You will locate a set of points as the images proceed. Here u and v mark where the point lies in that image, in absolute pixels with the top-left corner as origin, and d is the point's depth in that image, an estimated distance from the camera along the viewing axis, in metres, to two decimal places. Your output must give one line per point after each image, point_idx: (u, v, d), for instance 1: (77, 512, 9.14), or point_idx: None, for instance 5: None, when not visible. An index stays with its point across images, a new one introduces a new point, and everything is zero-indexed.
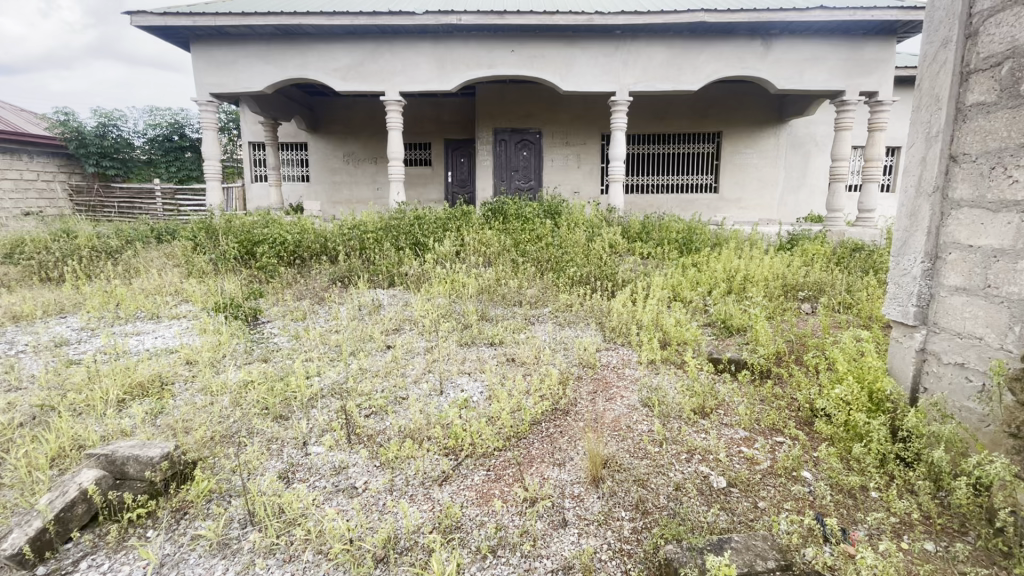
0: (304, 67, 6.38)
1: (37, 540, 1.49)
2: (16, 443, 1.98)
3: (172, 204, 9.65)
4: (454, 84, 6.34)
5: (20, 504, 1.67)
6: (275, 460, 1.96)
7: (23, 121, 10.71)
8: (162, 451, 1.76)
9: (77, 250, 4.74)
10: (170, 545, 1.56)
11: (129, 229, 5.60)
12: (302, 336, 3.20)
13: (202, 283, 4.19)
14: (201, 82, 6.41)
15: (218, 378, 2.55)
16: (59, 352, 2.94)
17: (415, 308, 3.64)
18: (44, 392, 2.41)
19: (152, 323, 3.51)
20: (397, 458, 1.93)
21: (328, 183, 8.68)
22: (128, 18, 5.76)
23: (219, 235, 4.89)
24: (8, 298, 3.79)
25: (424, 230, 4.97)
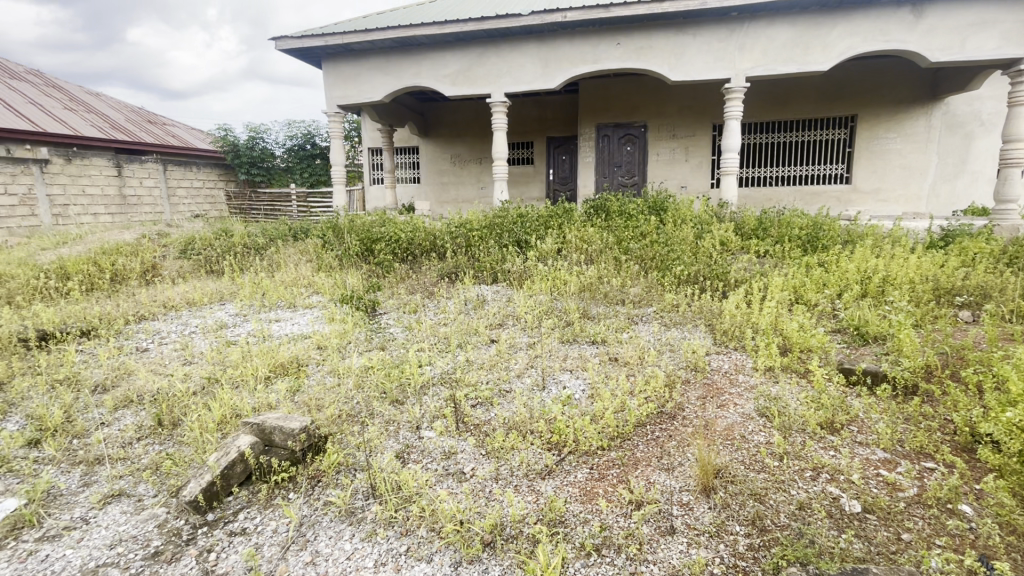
0: (417, 74, 6.79)
1: (208, 490, 1.76)
2: (191, 407, 2.36)
3: (305, 205, 10.83)
4: (559, 81, 6.34)
5: (195, 459, 2.00)
6: (393, 440, 2.13)
7: (193, 138, 12.72)
8: (302, 424, 1.99)
9: (233, 247, 5.54)
10: (309, 507, 1.77)
11: (272, 228, 6.39)
12: (415, 328, 3.43)
13: (330, 277, 4.66)
14: (331, 96, 7.12)
15: (345, 362, 2.84)
16: (221, 334, 3.46)
17: (517, 304, 3.73)
18: (210, 367, 2.84)
19: (289, 311, 3.99)
20: (502, 448, 1.99)
21: (436, 184, 9.18)
22: (274, 43, 6.59)
23: (344, 233, 5.42)
24: (185, 287, 4.53)
25: (526, 228, 5.06)
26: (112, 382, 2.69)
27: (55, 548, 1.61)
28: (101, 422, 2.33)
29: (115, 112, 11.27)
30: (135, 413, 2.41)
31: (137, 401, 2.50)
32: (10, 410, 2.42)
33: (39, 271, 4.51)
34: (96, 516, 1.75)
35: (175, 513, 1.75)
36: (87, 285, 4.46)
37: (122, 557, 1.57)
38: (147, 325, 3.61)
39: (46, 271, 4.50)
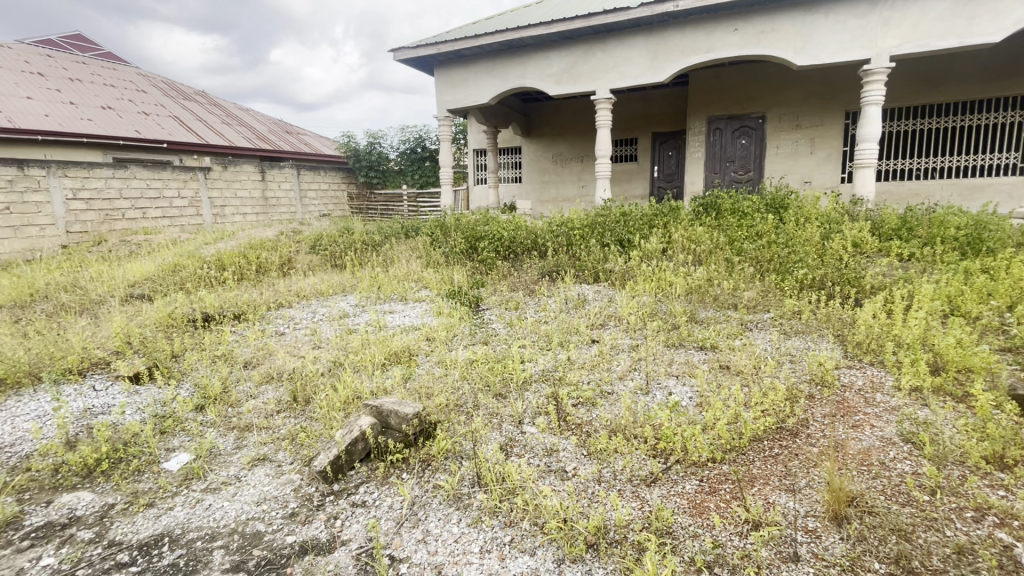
0: (523, 75, 6.90)
1: (334, 463, 1.95)
2: (320, 387, 2.63)
3: (415, 205, 11.55)
4: (668, 74, 6.07)
5: (324, 434, 2.22)
6: (497, 432, 2.19)
7: (322, 145, 14.15)
8: (415, 410, 2.12)
9: (353, 244, 6.08)
10: (420, 488, 1.88)
11: (387, 226, 6.89)
12: (516, 324, 3.51)
13: (437, 273, 4.92)
14: (442, 100, 7.49)
15: (451, 354, 2.98)
16: (343, 322, 3.82)
17: (619, 304, 3.65)
18: (334, 351, 3.14)
19: (401, 304, 4.28)
20: (605, 451, 1.96)
21: (537, 183, 9.29)
22: (393, 54, 7.11)
23: (451, 231, 5.71)
24: (314, 279, 5.06)
25: (629, 226, 4.93)
26: (256, 360, 3.08)
27: (215, 499, 1.86)
28: (249, 394, 2.67)
29: (259, 124, 12.88)
30: (275, 388, 2.74)
31: (276, 378, 2.84)
32: (182, 378, 2.85)
33: (203, 262, 5.29)
34: (246, 475, 2.00)
35: (307, 480, 1.95)
36: (239, 275, 5.14)
37: (266, 513, 1.78)
38: (284, 312, 4.08)
39: (208, 262, 5.26)
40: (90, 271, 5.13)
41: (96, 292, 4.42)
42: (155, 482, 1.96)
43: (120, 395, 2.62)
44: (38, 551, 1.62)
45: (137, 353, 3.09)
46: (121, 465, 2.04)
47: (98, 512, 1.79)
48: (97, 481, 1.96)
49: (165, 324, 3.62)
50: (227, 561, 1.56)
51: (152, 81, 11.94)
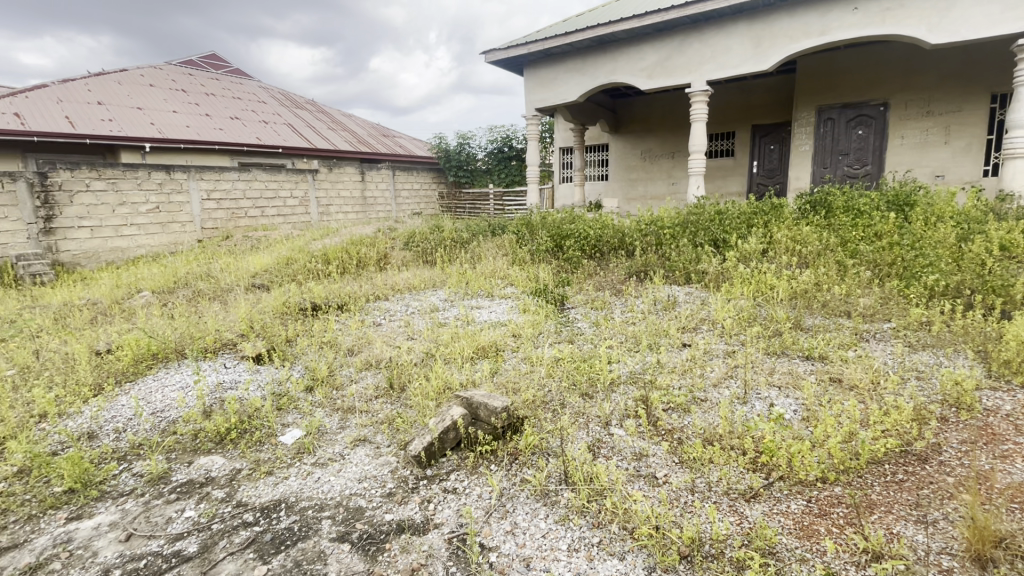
0: (614, 71, 6.77)
1: (428, 449, 2.04)
2: (414, 376, 2.77)
3: (501, 203, 11.77)
4: (773, 61, 5.64)
5: (418, 421, 2.34)
6: (583, 432, 2.17)
7: (415, 147, 14.86)
8: (503, 404, 2.16)
9: (444, 241, 6.33)
10: (508, 481, 1.91)
11: (475, 224, 7.09)
12: (602, 324, 3.45)
13: (523, 271, 4.99)
14: (531, 100, 7.58)
15: (537, 351, 3.01)
16: (434, 315, 4.00)
17: (713, 308, 3.46)
18: (426, 343, 3.29)
19: (488, 300, 4.38)
20: (699, 460, 1.88)
21: (625, 181, 9.08)
22: (485, 57, 7.32)
23: (537, 229, 5.77)
24: (407, 273, 5.35)
25: (725, 226, 4.65)
26: (357, 348, 3.31)
27: (323, 474, 2.03)
28: (351, 379, 2.88)
29: (360, 129, 13.81)
30: (374, 374, 2.94)
31: (374, 365, 3.03)
32: (294, 360, 3.13)
33: (311, 256, 5.78)
34: (349, 454, 2.16)
35: (403, 463, 2.06)
36: (342, 269, 5.56)
37: (367, 490, 1.90)
38: (381, 305, 4.35)
39: (316, 256, 5.75)
40: (220, 263, 5.80)
41: (225, 281, 4.99)
42: (273, 453, 2.18)
43: (244, 373, 2.94)
44: (182, 504, 1.86)
45: (258, 337, 3.44)
46: (246, 435, 2.29)
47: (228, 475, 2.03)
48: (227, 448, 2.22)
49: (281, 311, 4.01)
50: (334, 531, 1.69)
51: (270, 92, 13.25)
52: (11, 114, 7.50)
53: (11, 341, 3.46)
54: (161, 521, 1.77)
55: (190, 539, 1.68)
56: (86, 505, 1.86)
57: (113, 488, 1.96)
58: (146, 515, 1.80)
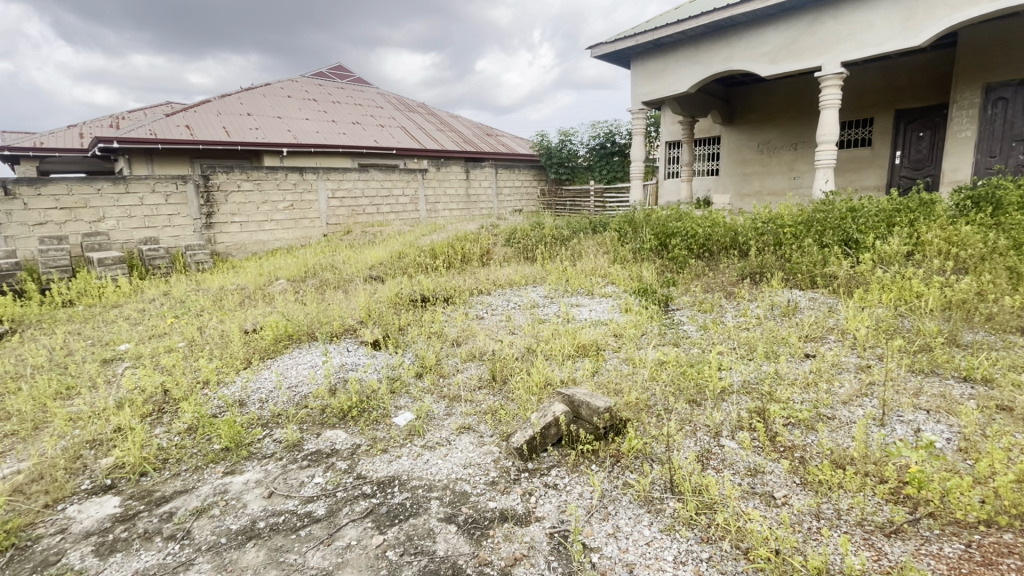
0: (730, 58, 6.33)
1: (530, 442, 2.07)
2: (516, 370, 2.83)
3: (602, 200, 11.57)
4: (926, 36, 4.91)
5: (520, 414, 2.39)
6: (691, 441, 2.07)
7: (517, 145, 15.12)
8: (606, 404, 2.13)
9: (544, 238, 6.38)
10: (610, 484, 1.88)
11: (575, 222, 7.05)
12: (711, 329, 3.25)
13: (625, 270, 4.87)
14: (637, 93, 7.37)
15: (640, 353, 2.92)
16: (534, 311, 4.06)
17: (843, 317, 3.10)
18: (527, 338, 3.34)
19: (588, 298, 4.33)
20: (827, 484, 1.70)
21: (738, 176, 8.47)
22: (591, 52, 7.25)
23: (640, 227, 5.59)
24: (509, 269, 5.46)
25: (859, 224, 4.12)
26: (462, 340, 3.46)
27: (431, 456, 2.15)
28: (456, 368, 3.02)
29: (466, 129, 14.37)
30: (478, 365, 3.05)
31: (478, 357, 3.15)
32: (406, 348, 3.35)
33: (421, 251, 6.13)
34: (455, 440, 2.27)
35: (505, 454, 2.11)
36: (448, 263, 5.84)
37: (472, 476, 1.98)
38: (484, 299, 4.49)
39: (424, 251, 6.08)
40: (342, 256, 6.36)
41: (347, 272, 5.46)
42: (388, 432, 2.35)
43: (363, 357, 3.21)
44: (312, 471, 2.07)
45: (375, 324, 3.74)
46: (365, 414, 2.50)
47: (350, 449, 2.23)
48: (349, 424, 2.44)
49: (394, 301, 4.30)
50: (442, 512, 1.78)
51: (387, 98, 14.26)
52: (183, 127, 8.87)
53: (182, 318, 4.10)
54: (296, 484, 1.99)
55: (319, 503, 1.87)
56: (238, 462, 2.15)
57: (258, 450, 2.25)
58: (283, 477, 2.03)
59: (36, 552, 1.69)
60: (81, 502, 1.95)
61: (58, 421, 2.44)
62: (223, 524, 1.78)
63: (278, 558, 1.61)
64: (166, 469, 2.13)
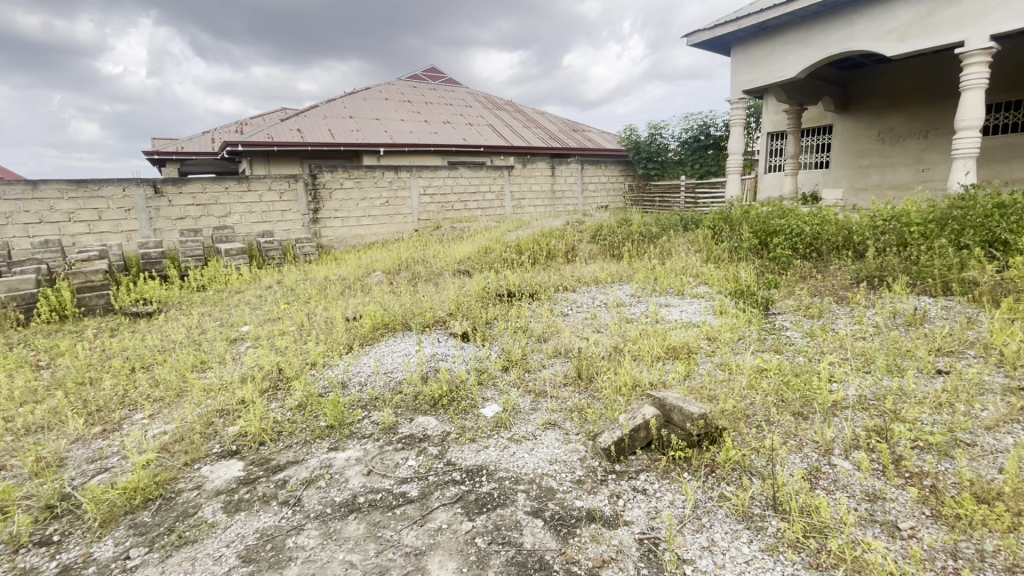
0: (849, 38, 5.71)
1: (618, 444, 2.03)
2: (602, 370, 2.78)
3: (693, 196, 11.02)
4: None
5: (607, 414, 2.35)
6: (796, 457, 1.91)
7: (604, 139, 14.82)
8: (701, 411, 2.02)
9: (632, 235, 6.21)
10: (704, 494, 1.78)
11: (665, 218, 6.78)
12: (819, 336, 2.97)
13: (719, 270, 4.60)
14: (737, 81, 7.02)
15: (737, 359, 2.75)
16: (621, 310, 3.96)
17: (987, 330, 2.69)
18: (614, 337, 3.27)
19: (678, 298, 4.16)
20: (968, 521, 1.48)
21: (853, 169, 7.66)
22: (688, 40, 6.99)
23: (738, 224, 5.24)
24: (594, 266, 5.38)
25: (1009, 222, 3.55)
26: (547, 335, 3.46)
27: (518, 449, 2.17)
28: (542, 364, 3.03)
29: (552, 125, 14.35)
30: (563, 362, 3.04)
31: (563, 354, 3.14)
32: (492, 341, 3.42)
33: (506, 246, 6.23)
34: (541, 435, 2.28)
35: (592, 454, 2.08)
36: (533, 259, 5.88)
37: (558, 473, 1.98)
38: (569, 296, 4.47)
39: (510, 246, 6.16)
40: (432, 250, 6.64)
41: (437, 266, 5.69)
42: (476, 422, 2.42)
43: (453, 348, 3.32)
44: (406, 453, 2.19)
45: (463, 316, 3.86)
46: (454, 403, 2.59)
47: (440, 435, 2.32)
48: (439, 411, 2.54)
49: (481, 295, 4.40)
50: (528, 505, 1.80)
51: (476, 97, 14.62)
52: (295, 130, 9.72)
53: (293, 304, 4.51)
54: (391, 465, 2.11)
55: (413, 485, 1.97)
56: (341, 440, 2.33)
57: (358, 429, 2.41)
58: (380, 457, 2.17)
59: (179, 503, 1.95)
60: (213, 463, 2.21)
61: (196, 391, 2.79)
62: (329, 495, 1.93)
63: (376, 533, 1.71)
64: (281, 440, 2.36)
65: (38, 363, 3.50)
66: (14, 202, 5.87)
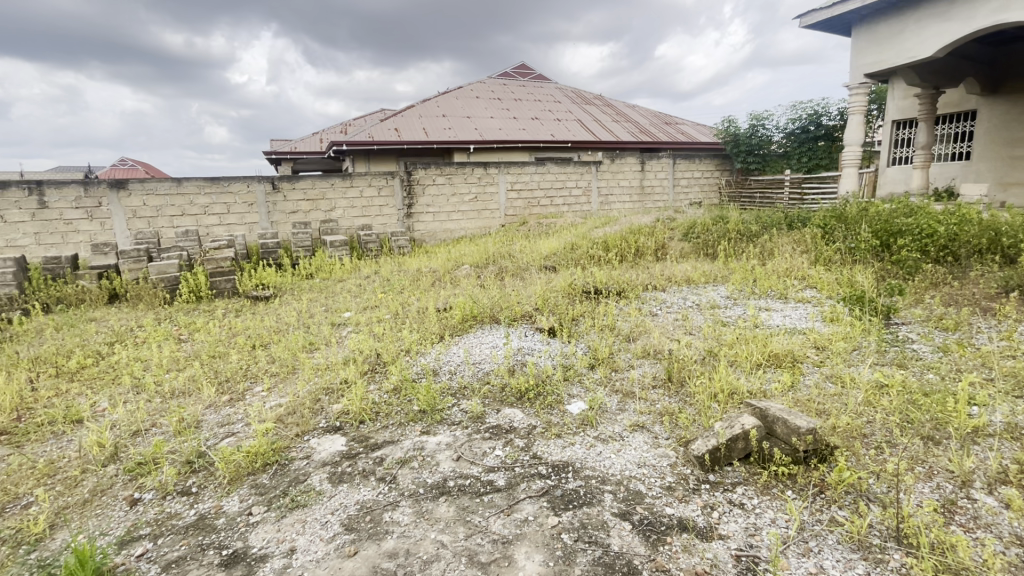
0: (1003, 9, 4.87)
1: (712, 453, 1.92)
2: (693, 374, 2.65)
3: (799, 192, 10.12)
4: None
5: (702, 422, 2.23)
6: (924, 486, 1.70)
7: (699, 132, 14.06)
8: (809, 425, 1.86)
9: (728, 233, 5.85)
10: (811, 517, 1.64)
11: (766, 216, 6.30)
12: (955, 351, 2.61)
13: (831, 273, 4.20)
14: (859, 65, 6.39)
15: (850, 372, 2.49)
16: (715, 312, 3.75)
17: None
18: (707, 341, 3.10)
19: (781, 302, 3.85)
20: None
21: (1002, 160, 6.55)
22: (800, 22, 6.48)
23: (853, 223, 4.74)
24: (686, 265, 5.14)
25: None
26: (635, 335, 3.37)
27: (604, 449, 2.14)
28: (630, 364, 2.95)
29: (643, 118, 13.88)
30: (652, 363, 2.94)
31: (653, 355, 3.03)
32: (578, 338, 3.40)
33: (593, 243, 6.14)
34: (628, 436, 2.22)
35: (683, 461, 2.00)
36: (621, 257, 5.74)
37: (646, 477, 1.92)
38: (658, 295, 4.31)
39: (597, 243, 6.07)
40: (518, 245, 6.72)
41: (523, 261, 5.75)
42: (562, 418, 2.42)
43: (539, 343, 3.34)
44: (493, 443, 2.24)
45: (549, 312, 3.87)
46: (540, 397, 2.61)
47: (527, 428, 2.35)
48: (525, 405, 2.57)
49: (568, 291, 4.38)
50: (616, 507, 1.76)
51: (565, 92, 14.52)
52: (393, 129, 10.28)
53: (388, 294, 4.79)
54: (479, 453, 2.17)
55: (500, 474, 2.01)
56: (433, 425, 2.44)
57: (448, 416, 2.51)
58: (469, 445, 2.24)
59: (292, 470, 2.15)
60: (320, 436, 2.42)
61: (307, 370, 3.07)
62: (421, 476, 2.03)
63: (465, 517, 1.77)
64: (378, 421, 2.52)
65: (180, 337, 4.03)
66: (163, 197, 6.80)
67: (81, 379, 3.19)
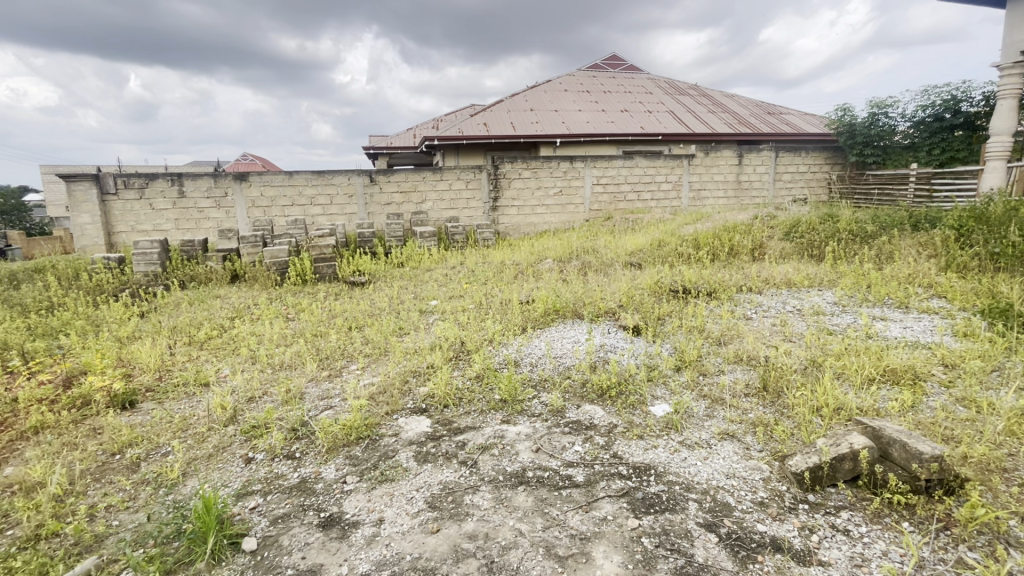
0: None
1: (813, 471, 1.76)
2: (792, 385, 2.45)
3: (926, 189, 8.97)
4: None
5: (801, 437, 2.06)
6: None
7: (807, 123, 12.89)
8: (934, 451, 1.64)
9: (838, 232, 5.31)
10: (932, 555, 1.45)
11: (886, 215, 5.64)
12: None
13: (967, 282, 3.67)
14: (1013, 41, 5.66)
15: (987, 396, 2.17)
16: (820, 319, 3.43)
17: None
18: (809, 349, 2.85)
19: (900, 312, 3.43)
20: None
21: None
22: None
23: (997, 224, 4.10)
24: (787, 266, 4.75)
25: None
26: (726, 339, 3.18)
27: (690, 455, 2.05)
28: (720, 368, 2.79)
29: (743, 109, 12.99)
30: (745, 370, 2.76)
31: (746, 361, 2.84)
32: (664, 338, 3.27)
33: (682, 240, 5.87)
34: (717, 444, 2.11)
35: (778, 476, 1.86)
36: (712, 255, 5.44)
37: (736, 489, 1.81)
38: (753, 298, 4.02)
39: (687, 240, 5.79)
40: (603, 240, 6.60)
41: (607, 257, 5.64)
42: (645, 419, 2.34)
43: (623, 340, 3.27)
44: (573, 438, 2.23)
45: (634, 309, 3.77)
46: (622, 396, 2.55)
47: (607, 426, 2.31)
48: (606, 403, 2.53)
49: (654, 288, 4.24)
50: (701, 517, 1.68)
51: (658, 83, 13.98)
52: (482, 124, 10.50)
53: (472, 285, 4.92)
54: (559, 446, 2.17)
55: (579, 470, 2.00)
56: (513, 415, 2.47)
57: (528, 407, 2.54)
58: (549, 437, 2.24)
59: (381, 445, 2.29)
60: (407, 417, 2.55)
61: (397, 353, 3.24)
62: (501, 464, 2.08)
63: (543, 508, 1.78)
64: (461, 406, 2.61)
65: (288, 315, 4.44)
66: (277, 188, 7.50)
67: (207, 348, 3.62)
